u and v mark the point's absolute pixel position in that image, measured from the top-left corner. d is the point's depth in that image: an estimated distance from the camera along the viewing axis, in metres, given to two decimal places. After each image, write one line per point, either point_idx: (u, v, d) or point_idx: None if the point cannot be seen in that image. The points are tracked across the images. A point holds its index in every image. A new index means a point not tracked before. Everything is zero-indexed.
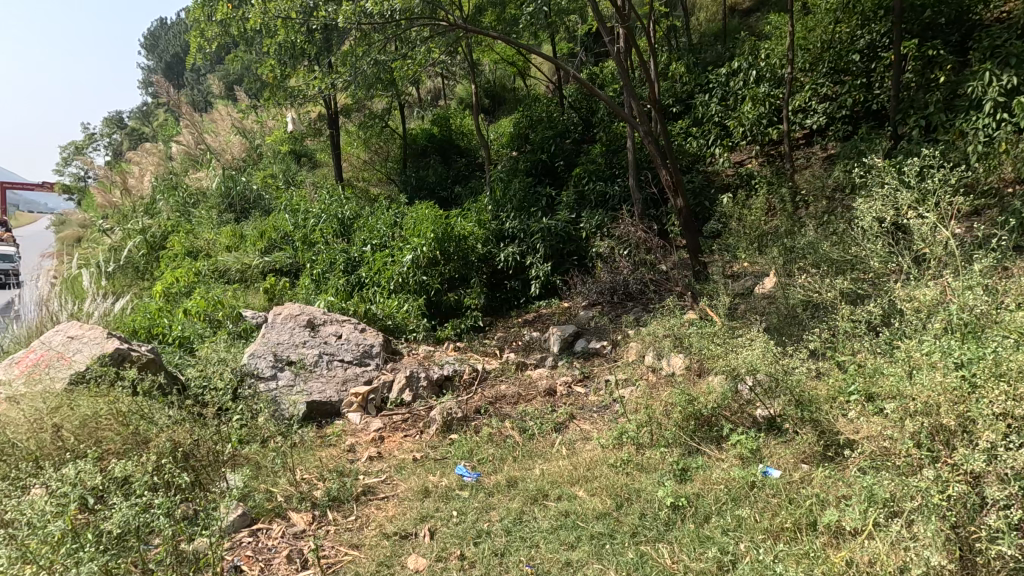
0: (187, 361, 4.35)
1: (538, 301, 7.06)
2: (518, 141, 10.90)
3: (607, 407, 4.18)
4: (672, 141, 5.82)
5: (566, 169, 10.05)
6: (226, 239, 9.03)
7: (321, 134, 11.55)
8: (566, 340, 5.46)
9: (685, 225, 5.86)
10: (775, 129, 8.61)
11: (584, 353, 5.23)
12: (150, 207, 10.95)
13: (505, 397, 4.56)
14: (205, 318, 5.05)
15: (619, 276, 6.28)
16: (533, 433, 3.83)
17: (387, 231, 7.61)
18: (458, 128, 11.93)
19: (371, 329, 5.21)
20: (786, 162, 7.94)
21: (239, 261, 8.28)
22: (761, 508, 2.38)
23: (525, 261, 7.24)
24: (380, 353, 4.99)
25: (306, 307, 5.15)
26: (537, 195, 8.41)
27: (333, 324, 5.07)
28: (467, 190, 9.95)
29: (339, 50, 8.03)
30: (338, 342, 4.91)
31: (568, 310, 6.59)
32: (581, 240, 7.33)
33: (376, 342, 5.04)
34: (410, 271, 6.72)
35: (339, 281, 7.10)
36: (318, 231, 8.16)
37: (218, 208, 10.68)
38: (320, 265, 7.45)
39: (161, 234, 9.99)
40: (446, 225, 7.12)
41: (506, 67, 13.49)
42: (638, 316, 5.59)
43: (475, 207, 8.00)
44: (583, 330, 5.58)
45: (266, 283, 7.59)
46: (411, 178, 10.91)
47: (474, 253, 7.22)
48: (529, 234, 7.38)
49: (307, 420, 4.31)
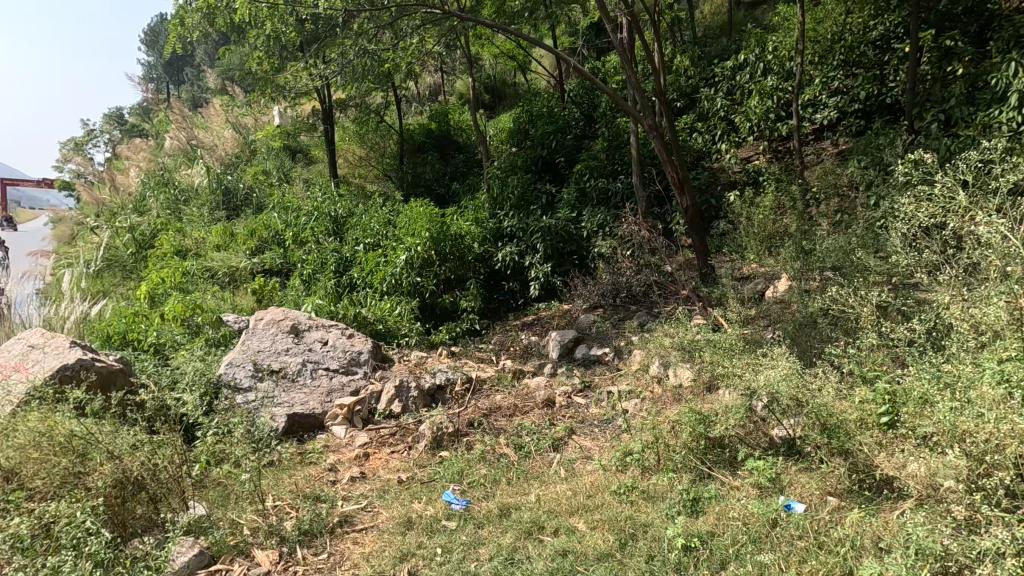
0: (161, 371, 4.09)
1: (537, 303, 6.78)
2: (518, 136, 10.61)
3: (609, 421, 3.89)
4: (679, 137, 5.48)
5: (568, 165, 9.75)
6: (216, 237, 8.77)
7: (315, 129, 11.25)
8: (566, 346, 5.18)
9: (692, 225, 5.55)
10: (784, 123, 8.28)
11: (585, 360, 4.94)
12: (140, 204, 10.70)
13: (501, 408, 4.28)
14: (184, 324, 4.78)
15: (621, 278, 6.00)
16: (529, 451, 3.56)
17: (380, 230, 7.32)
18: (457, 123, 11.63)
19: (359, 335, 4.92)
20: (796, 158, 7.62)
21: (228, 260, 8.02)
22: (785, 552, 2.10)
23: (523, 261, 6.95)
24: (368, 361, 4.71)
25: (291, 311, 4.87)
26: (537, 193, 8.12)
27: (319, 330, 4.79)
28: (465, 187, 9.65)
29: (330, 40, 7.73)
30: (323, 349, 4.63)
31: (568, 313, 6.31)
32: (582, 239, 7.04)
33: (364, 349, 4.76)
34: (403, 272, 6.45)
35: (330, 282, 6.83)
36: (310, 230, 7.89)
37: (209, 205, 10.42)
38: (310, 266, 7.17)
39: (150, 232, 9.74)
40: (441, 223, 6.83)
41: (507, 61, 13.16)
42: (643, 320, 5.31)
43: (471, 205, 7.70)
44: (583, 335, 5.29)
45: (256, 284, 7.33)
46: (408, 175, 10.62)
47: (471, 253, 6.91)
48: (528, 233, 7.10)
49: (287, 434, 4.03)
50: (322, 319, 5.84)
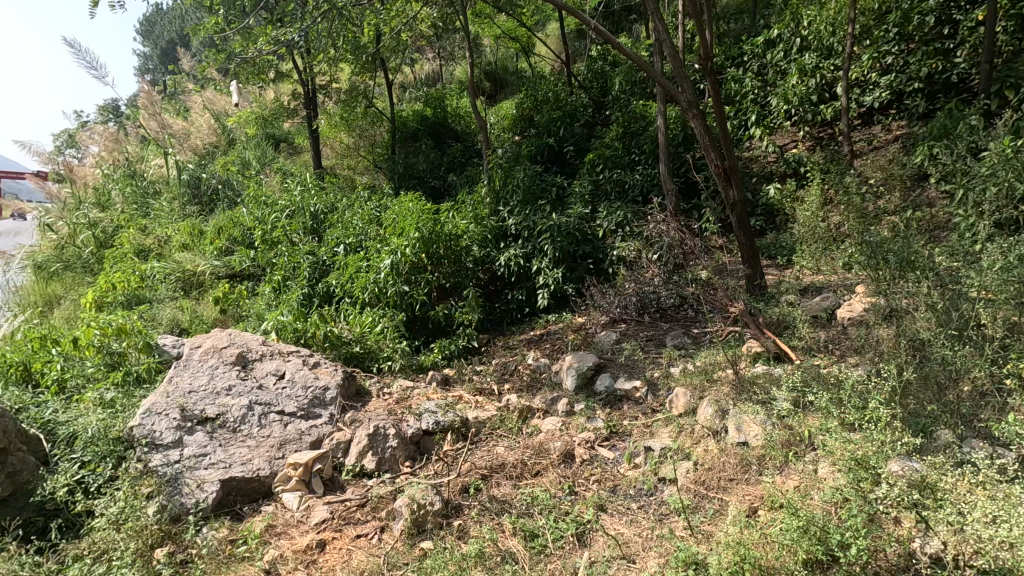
0: (59, 425, 3.14)
1: (545, 316, 5.78)
2: (522, 124, 9.57)
3: (649, 492, 2.92)
4: (725, 120, 4.37)
5: (577, 156, 8.74)
6: (183, 235, 7.82)
7: (298, 114, 10.22)
8: (584, 376, 4.17)
9: (739, 228, 4.48)
10: (828, 105, 7.22)
11: (609, 395, 3.95)
12: (104, 198, 9.71)
13: (504, 466, 3.31)
14: (104, 353, 3.80)
15: (648, 288, 5.00)
16: (544, 544, 2.62)
17: (363, 229, 6.29)
18: (454, 110, 10.58)
19: (326, 365, 3.93)
20: (845, 146, 6.58)
21: (191, 263, 7.02)
22: None
23: (530, 266, 5.93)
24: (336, 399, 3.72)
25: (239, 335, 3.86)
26: (544, 186, 7.09)
27: (274, 359, 3.80)
28: (463, 178, 8.63)
29: (304, 9, 6.66)
30: (279, 385, 3.64)
31: (584, 329, 5.31)
32: (597, 240, 6.03)
33: (331, 383, 3.77)
34: (387, 279, 5.42)
35: (304, 290, 5.82)
36: (284, 227, 6.87)
37: (181, 199, 9.42)
38: (281, 270, 6.17)
39: (113, 229, 8.79)
40: (434, 220, 5.80)
41: (509, 43, 12.10)
42: (680, 342, 4.33)
43: (470, 200, 6.67)
44: (605, 362, 4.29)
45: (219, 290, 6.33)
46: (400, 166, 9.60)
47: (468, 256, 5.89)
48: (535, 233, 6.07)
49: (221, 506, 3.04)
50: (289, 339, 4.82)
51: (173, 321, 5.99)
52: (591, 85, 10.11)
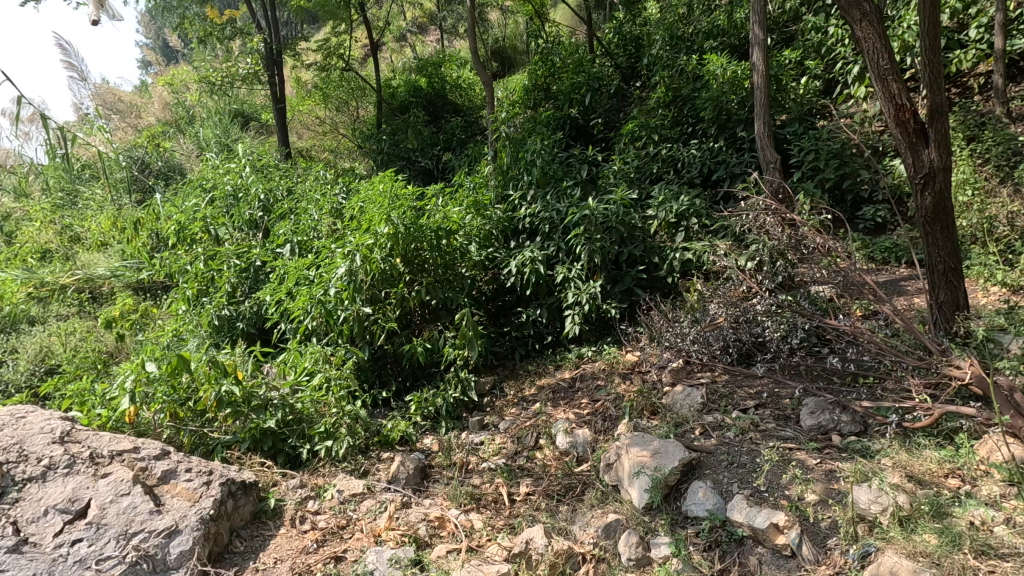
0: None
1: (576, 349, 3.90)
2: (536, 95, 7.62)
3: None
4: (929, 30, 2.37)
5: (607, 131, 6.84)
6: (99, 233, 6.00)
7: (259, 82, 8.32)
8: (665, 490, 2.31)
9: (936, 222, 2.53)
10: (961, 51, 5.21)
11: (720, 541, 2.12)
12: (25, 185, 7.93)
13: None
14: None
15: (748, 316, 3.13)
16: None
17: (316, 221, 4.41)
18: (454, 79, 8.70)
19: (184, 479, 2.18)
20: (1000, 104, 4.63)
21: (94, 267, 5.17)
22: None
23: (553, 275, 4.04)
24: (190, 557, 1.97)
25: (13, 433, 2.19)
26: (569, 165, 5.20)
27: (67, 478, 2.09)
28: (463, 158, 6.77)
29: None
30: (66, 539, 1.94)
31: (639, 376, 3.44)
32: (651, 238, 4.15)
33: (182, 524, 2.03)
34: (340, 299, 3.58)
35: (223, 313, 3.97)
36: (207, 218, 5.02)
37: (117, 184, 7.63)
38: (195, 279, 4.29)
39: (26, 221, 7.00)
40: (414, 208, 3.89)
41: (520, 8, 10.16)
42: (829, 424, 2.47)
43: (468, 181, 4.79)
44: (699, 460, 2.42)
45: (115, 307, 4.49)
46: (384, 145, 7.72)
47: (464, 260, 4.01)
48: (562, 226, 4.18)
49: None
50: (156, 401, 2.78)
51: (40, 352, 4.15)
52: (620, 50, 8.19)
